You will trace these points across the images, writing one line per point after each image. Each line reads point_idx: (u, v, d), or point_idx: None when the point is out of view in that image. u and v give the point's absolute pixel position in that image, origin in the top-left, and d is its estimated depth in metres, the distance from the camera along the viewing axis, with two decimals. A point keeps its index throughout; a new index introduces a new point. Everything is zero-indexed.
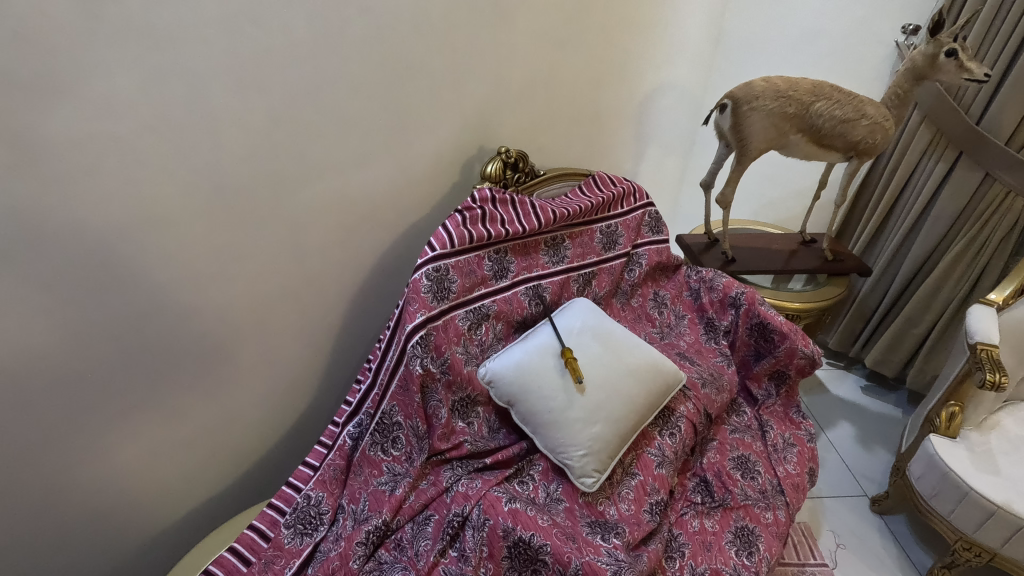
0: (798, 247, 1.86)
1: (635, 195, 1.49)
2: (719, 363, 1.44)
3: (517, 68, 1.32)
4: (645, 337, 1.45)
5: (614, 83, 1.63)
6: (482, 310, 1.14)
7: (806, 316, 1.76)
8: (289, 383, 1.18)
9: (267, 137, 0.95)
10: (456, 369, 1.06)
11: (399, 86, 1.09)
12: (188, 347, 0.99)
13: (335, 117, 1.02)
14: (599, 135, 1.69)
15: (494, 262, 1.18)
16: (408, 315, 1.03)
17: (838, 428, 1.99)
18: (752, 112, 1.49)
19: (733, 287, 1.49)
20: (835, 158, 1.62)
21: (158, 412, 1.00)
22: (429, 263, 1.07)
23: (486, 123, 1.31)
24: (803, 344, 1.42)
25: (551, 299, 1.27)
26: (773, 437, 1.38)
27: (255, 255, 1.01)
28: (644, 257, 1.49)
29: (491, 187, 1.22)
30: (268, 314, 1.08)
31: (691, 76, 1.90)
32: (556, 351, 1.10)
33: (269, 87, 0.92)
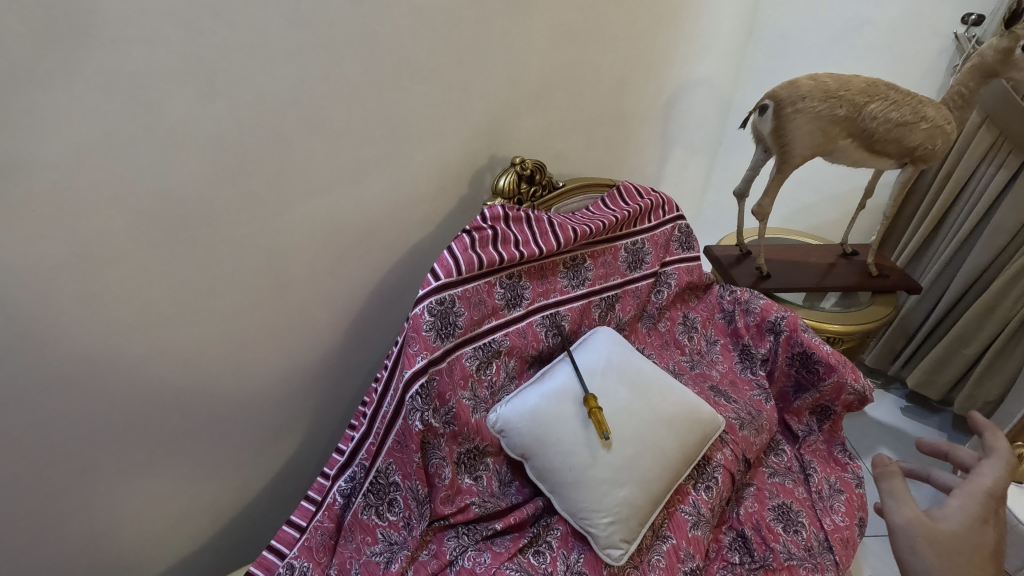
0: (837, 261, 1.70)
1: (664, 207, 1.33)
2: (756, 398, 1.30)
3: (534, 67, 1.17)
4: (673, 367, 1.31)
5: (639, 82, 1.47)
6: (493, 346, 1.00)
7: (847, 339, 1.59)
8: (276, 426, 1.05)
9: (245, 155, 0.82)
10: (462, 419, 0.92)
11: (398, 91, 0.95)
12: (156, 396, 0.87)
13: (322, 129, 0.88)
14: (622, 139, 1.53)
15: (507, 289, 1.03)
16: (407, 358, 0.89)
17: (877, 456, 1.84)
18: (796, 114, 1.32)
19: (772, 311, 1.34)
20: (886, 165, 1.45)
21: (120, 469, 0.88)
22: (432, 294, 0.92)
23: (499, 130, 1.17)
24: (852, 377, 1.26)
25: (570, 329, 1.13)
26: (818, 483, 1.22)
27: (228, 289, 0.88)
28: (673, 276, 1.34)
29: (504, 204, 1.07)
30: (249, 354, 0.95)
31: (722, 72, 1.74)
32: (577, 397, 0.95)
33: (247, 96, 0.79)
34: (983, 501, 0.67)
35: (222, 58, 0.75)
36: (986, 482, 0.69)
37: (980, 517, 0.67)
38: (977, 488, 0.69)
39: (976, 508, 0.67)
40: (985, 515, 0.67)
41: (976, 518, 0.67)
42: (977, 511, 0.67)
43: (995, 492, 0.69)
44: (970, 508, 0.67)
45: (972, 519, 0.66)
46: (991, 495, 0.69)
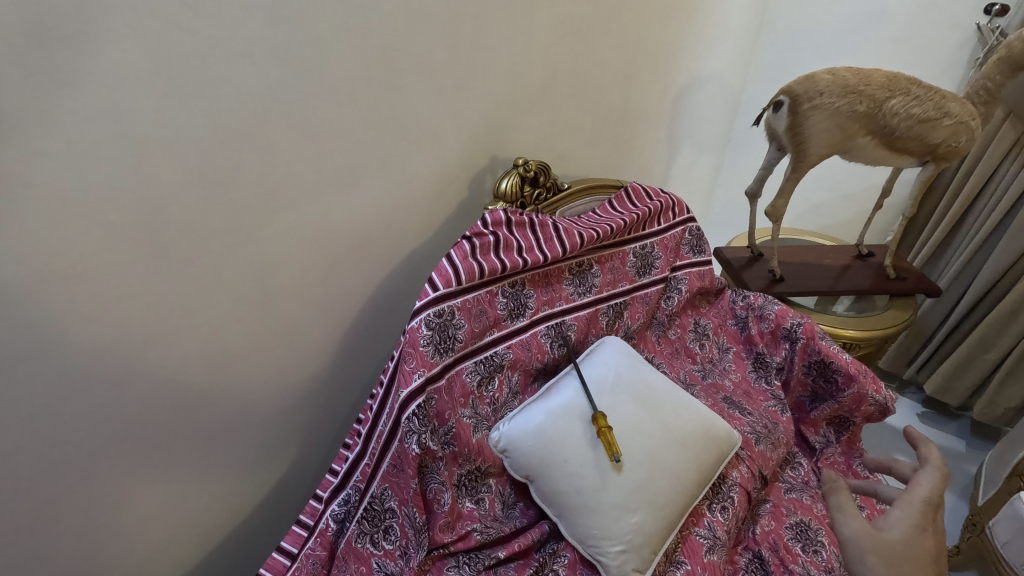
0: (852, 263, 1.64)
1: (675, 209, 1.27)
2: (772, 408, 1.23)
3: (537, 63, 1.11)
4: (684, 377, 1.25)
5: (646, 78, 1.41)
6: (495, 360, 0.94)
7: (865, 346, 1.52)
8: (266, 445, 1.00)
9: (225, 160, 0.76)
10: (463, 439, 0.87)
11: (391, 90, 0.89)
12: (137, 419, 0.82)
13: (309, 131, 0.82)
14: (629, 138, 1.47)
15: (510, 299, 0.98)
16: (403, 375, 0.82)
17: None
18: (814, 111, 1.25)
19: (788, 318, 1.28)
20: (906, 163, 1.39)
21: (100, 497, 0.82)
22: (430, 306, 0.86)
23: (501, 130, 1.11)
24: (874, 388, 1.20)
25: (576, 339, 1.07)
26: None
27: (212, 303, 0.83)
28: (684, 281, 1.28)
29: (506, 208, 1.01)
30: (235, 371, 0.90)
31: (731, 67, 1.67)
32: (585, 415, 0.90)
33: (226, 95, 0.73)
34: (920, 511, 0.90)
35: (195, 55, 0.69)
36: (922, 493, 0.93)
37: (918, 525, 0.88)
38: (914, 499, 0.92)
39: (916, 517, 0.89)
40: (923, 523, 0.88)
41: (918, 526, 0.88)
42: (916, 520, 0.89)
43: (929, 499, 0.92)
44: (912, 517, 0.89)
45: (914, 526, 0.88)
46: (926, 504, 0.92)
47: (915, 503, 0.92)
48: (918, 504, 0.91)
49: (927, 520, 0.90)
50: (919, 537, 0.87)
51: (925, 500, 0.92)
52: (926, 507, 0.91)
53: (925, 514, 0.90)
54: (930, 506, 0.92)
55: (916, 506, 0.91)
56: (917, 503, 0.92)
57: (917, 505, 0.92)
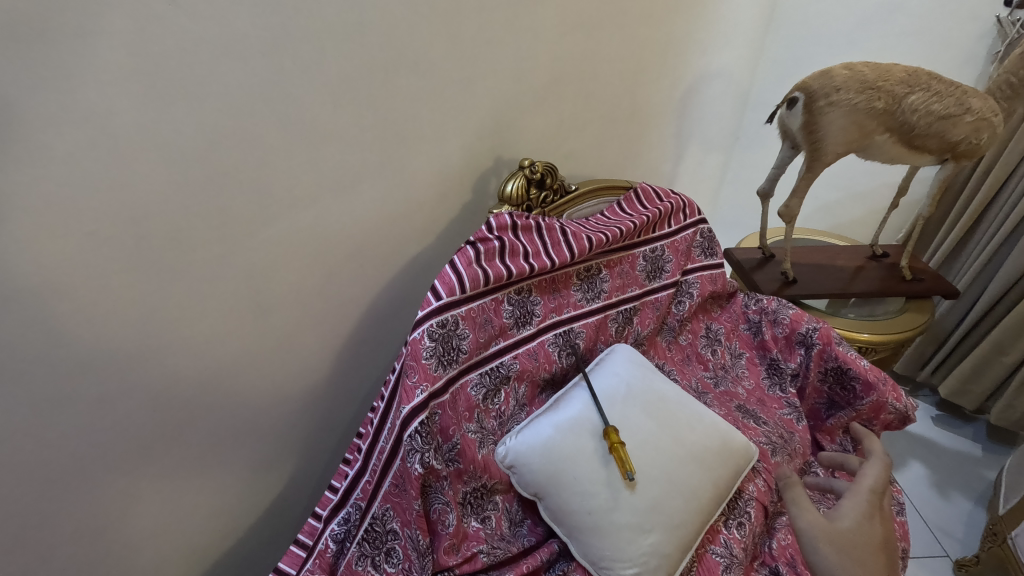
0: (866, 263, 1.59)
1: (685, 210, 1.22)
2: (787, 417, 1.19)
3: (543, 60, 1.06)
4: (695, 384, 1.21)
5: (654, 75, 1.36)
6: (501, 371, 0.90)
7: (881, 349, 1.47)
8: (262, 459, 0.96)
9: (214, 165, 0.72)
10: (468, 455, 0.83)
11: (390, 88, 0.85)
12: (126, 437, 0.78)
13: (304, 134, 0.78)
14: (637, 136, 1.43)
15: (516, 306, 0.93)
16: (405, 391, 0.78)
17: (908, 470, 1.74)
18: (830, 108, 1.20)
19: (803, 323, 1.23)
20: (924, 161, 1.34)
21: (89, 518, 0.79)
22: (432, 316, 0.82)
23: (505, 130, 1.06)
24: (894, 396, 1.15)
25: (585, 347, 1.03)
26: None
27: (203, 315, 0.79)
28: (695, 285, 1.24)
29: (511, 211, 0.97)
30: (229, 385, 0.86)
31: (740, 63, 1.62)
32: (595, 430, 0.86)
33: (214, 96, 0.69)
34: (869, 499, 0.82)
35: (180, 53, 0.65)
36: (867, 482, 0.85)
37: (867, 512, 0.80)
38: (862, 488, 0.84)
39: (863, 505, 0.81)
40: (871, 510, 0.80)
41: (864, 514, 0.80)
42: (864, 506, 0.80)
43: (875, 489, 0.84)
44: (858, 505, 0.81)
45: (860, 514, 0.79)
46: (874, 494, 0.83)
47: (862, 493, 0.83)
48: (865, 493, 0.82)
49: (874, 511, 0.81)
50: (866, 523, 0.79)
51: (872, 490, 0.84)
52: (874, 496, 0.83)
53: (870, 505, 0.81)
54: (877, 496, 0.83)
55: (863, 497, 0.82)
56: (862, 494, 0.83)
57: (862, 497, 0.82)
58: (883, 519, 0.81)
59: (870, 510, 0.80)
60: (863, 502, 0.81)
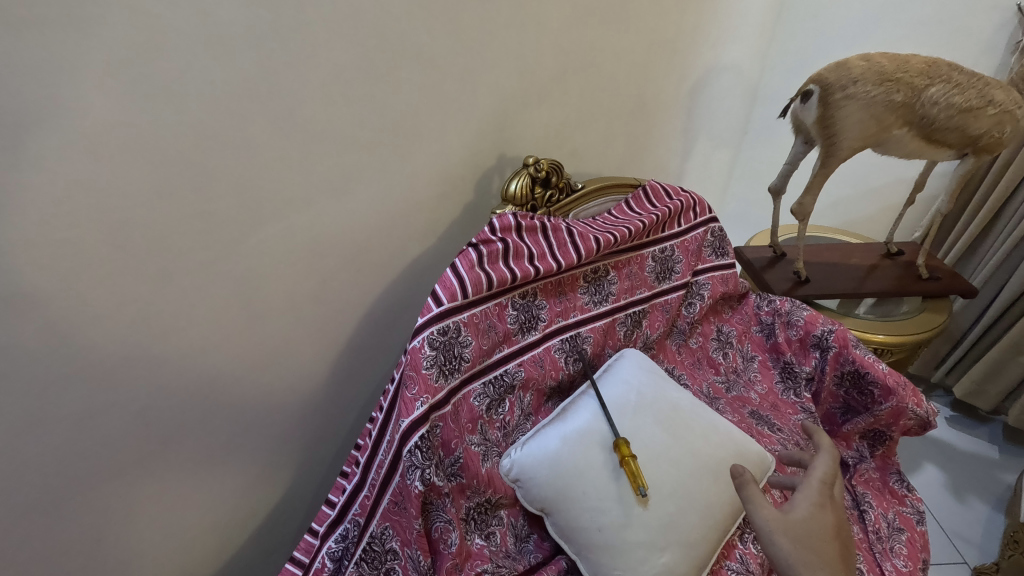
0: (880, 261, 1.54)
1: (696, 208, 1.18)
2: (802, 423, 1.15)
3: (547, 54, 1.02)
4: (707, 389, 1.16)
5: (662, 68, 1.31)
6: (505, 380, 0.86)
7: (897, 351, 1.43)
8: (256, 473, 0.92)
9: (197, 167, 0.68)
10: (471, 470, 0.79)
11: (387, 84, 0.81)
12: (112, 453, 0.74)
13: (297, 133, 0.74)
14: (644, 132, 1.38)
15: (520, 311, 0.89)
16: (404, 403, 0.74)
17: (923, 473, 1.70)
18: (847, 101, 1.15)
19: (818, 325, 1.19)
20: (943, 156, 1.29)
21: (74, 538, 0.75)
22: (433, 323, 0.78)
23: (508, 127, 1.02)
24: (915, 402, 1.10)
25: (592, 352, 0.99)
26: (874, 520, 1.07)
27: (192, 324, 0.75)
28: (706, 286, 1.19)
29: (515, 211, 0.93)
30: (219, 398, 0.82)
31: (750, 55, 1.57)
32: (604, 441, 0.82)
33: (196, 93, 0.64)
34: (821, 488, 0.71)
35: (155, 47, 0.60)
36: (818, 472, 0.74)
37: (818, 500, 0.70)
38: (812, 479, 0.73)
39: (815, 494, 0.71)
40: (825, 499, 0.70)
41: (816, 503, 0.69)
42: (815, 495, 0.70)
43: (826, 478, 0.74)
44: (809, 494, 0.71)
45: (812, 504, 0.69)
46: (826, 484, 0.73)
47: (816, 483, 0.72)
48: (817, 483, 0.72)
49: (827, 501, 0.71)
50: (820, 511, 0.69)
51: (823, 480, 0.73)
52: (826, 487, 0.72)
53: (824, 494, 0.71)
54: (828, 486, 0.73)
55: (813, 486, 0.72)
56: (815, 484, 0.72)
57: (815, 485, 0.72)
58: (837, 511, 0.71)
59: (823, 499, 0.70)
60: (815, 491, 0.71)
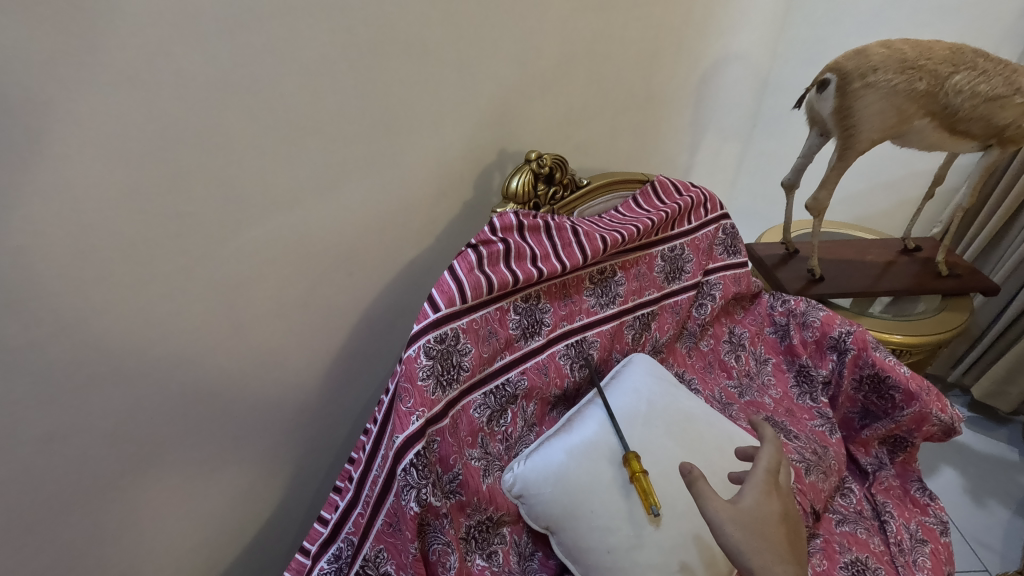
0: (897, 258, 1.49)
1: (707, 204, 1.12)
2: (819, 429, 1.09)
3: (550, 44, 0.96)
4: (719, 394, 1.12)
5: (670, 58, 1.26)
6: (507, 389, 0.82)
7: (915, 352, 1.37)
8: (245, 488, 0.88)
9: (170, 166, 0.63)
10: (471, 486, 0.75)
11: (380, 75, 0.76)
12: (87, 471, 0.69)
13: (280, 128, 0.69)
14: (651, 126, 1.32)
15: (522, 315, 0.84)
16: (398, 417, 0.69)
17: (941, 477, 1.64)
18: (866, 90, 1.09)
19: (835, 326, 1.13)
20: (965, 148, 1.23)
21: (48, 561, 0.71)
22: (430, 331, 0.73)
23: (510, 121, 0.97)
24: (939, 407, 1.04)
25: (599, 358, 0.94)
26: (896, 531, 1.01)
27: (171, 333, 0.70)
28: (718, 286, 1.14)
29: (517, 210, 0.87)
30: (203, 413, 0.77)
31: (760, 44, 1.51)
32: (613, 454, 0.77)
33: (166, 84, 0.59)
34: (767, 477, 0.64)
35: (119, 33, 0.55)
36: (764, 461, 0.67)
37: (765, 488, 0.63)
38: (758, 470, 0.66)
39: (762, 483, 0.64)
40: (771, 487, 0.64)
41: (762, 491, 0.63)
42: (761, 483, 0.64)
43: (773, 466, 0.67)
44: (754, 484, 0.64)
45: (759, 492, 0.63)
46: (772, 472, 0.66)
47: (762, 468, 0.66)
48: (764, 469, 0.65)
49: (775, 487, 0.64)
50: (767, 499, 0.63)
51: (769, 464, 0.67)
52: (773, 474, 0.65)
53: (771, 480, 0.65)
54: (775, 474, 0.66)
55: (760, 473, 0.65)
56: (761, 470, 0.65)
57: (761, 471, 0.65)
58: (785, 497, 0.65)
59: (769, 485, 0.64)
60: (762, 478, 0.65)
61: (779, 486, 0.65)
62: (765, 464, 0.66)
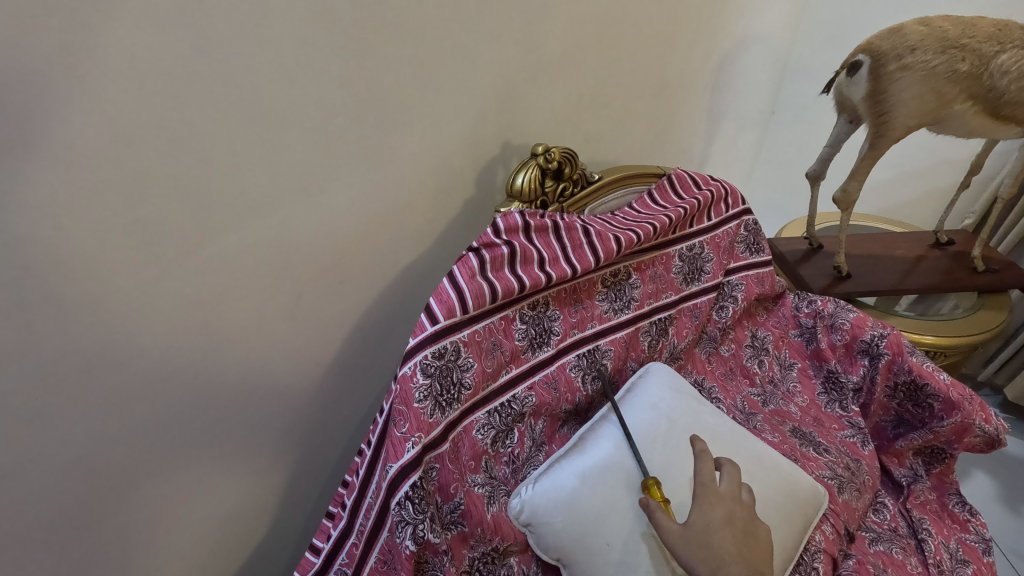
0: (928, 252, 1.39)
1: (728, 199, 1.04)
2: (850, 440, 1.01)
3: (558, 25, 0.88)
4: (741, 403, 1.04)
5: (687, 41, 1.17)
6: (514, 407, 0.75)
7: (949, 353, 1.28)
8: (233, 512, 0.82)
9: (131, 168, 0.56)
10: (474, 516, 0.68)
11: (368, 62, 0.68)
12: (53, 505, 0.63)
13: (257, 123, 0.62)
14: (666, 114, 1.24)
15: (530, 326, 0.77)
16: (393, 444, 0.62)
17: (973, 482, 1.56)
18: (903, 72, 1.00)
19: (866, 329, 1.04)
20: (1007, 134, 1.14)
21: None
22: (427, 347, 0.66)
23: (514, 110, 0.89)
24: (982, 417, 0.95)
25: (612, 368, 0.87)
26: (935, 551, 0.93)
27: (140, 354, 0.63)
28: (739, 287, 1.06)
29: (523, 209, 0.80)
30: (182, 436, 0.71)
31: (782, 25, 1.41)
32: (630, 480, 0.71)
33: (117, 72, 0.52)
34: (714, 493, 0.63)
35: (50, 10, 0.48)
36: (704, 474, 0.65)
37: (709, 500, 0.62)
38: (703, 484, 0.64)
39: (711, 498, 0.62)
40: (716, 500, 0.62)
41: (707, 504, 0.62)
42: (706, 496, 0.62)
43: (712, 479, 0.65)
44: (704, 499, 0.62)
45: (704, 506, 0.62)
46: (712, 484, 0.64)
47: (699, 478, 0.65)
48: (701, 483, 0.64)
49: (719, 494, 0.63)
50: (712, 510, 0.61)
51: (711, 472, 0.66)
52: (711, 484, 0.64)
53: (713, 487, 0.64)
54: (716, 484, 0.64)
55: (702, 487, 0.64)
56: (701, 479, 0.65)
57: (700, 482, 0.64)
58: (736, 499, 0.64)
59: (709, 492, 0.63)
60: (703, 491, 0.63)
61: (727, 492, 0.64)
62: (701, 474, 0.65)
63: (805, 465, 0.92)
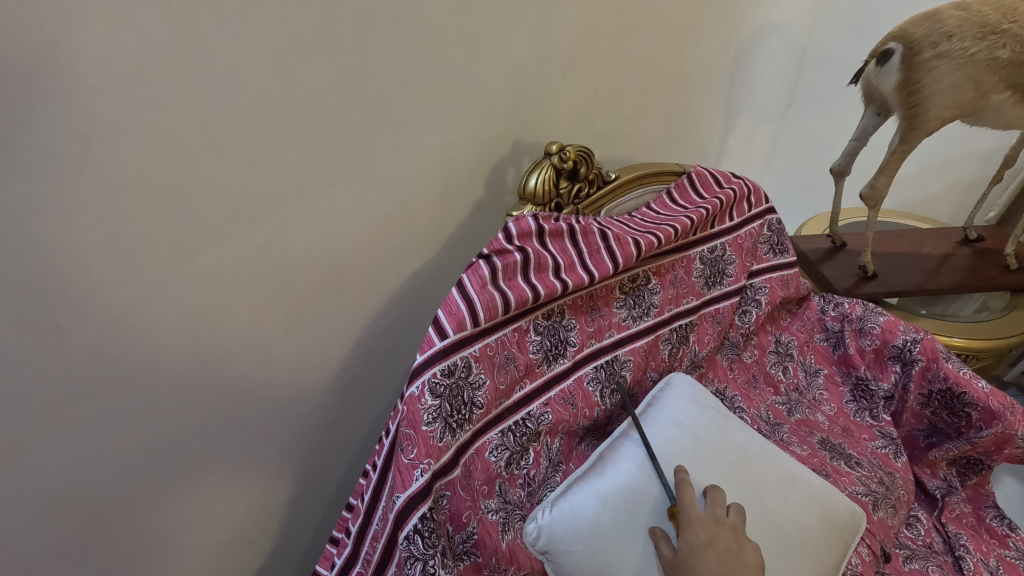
0: (956, 250, 1.33)
1: (751, 198, 0.98)
2: (881, 451, 0.96)
3: (571, 14, 0.83)
4: (766, 412, 0.99)
5: (704, 31, 1.11)
6: (529, 425, 0.70)
7: (981, 356, 1.22)
8: (236, 533, 0.78)
9: (115, 176, 0.51)
10: (488, 546, 0.64)
11: (370, 57, 0.63)
12: (43, 534, 0.60)
13: (252, 125, 0.58)
14: (682, 108, 1.18)
15: (545, 338, 0.72)
16: (400, 472, 0.58)
17: (1006, 485, 1.49)
18: (939, 60, 0.94)
19: (898, 333, 0.99)
20: None
21: None
22: (435, 366, 0.61)
23: (526, 107, 0.84)
24: None
25: (632, 380, 0.82)
26: (975, 569, 0.87)
27: (130, 374, 0.59)
28: (763, 290, 1.01)
29: (536, 213, 0.75)
30: (178, 459, 0.67)
31: (804, 13, 1.35)
32: (653, 505, 0.66)
33: (97, 73, 0.48)
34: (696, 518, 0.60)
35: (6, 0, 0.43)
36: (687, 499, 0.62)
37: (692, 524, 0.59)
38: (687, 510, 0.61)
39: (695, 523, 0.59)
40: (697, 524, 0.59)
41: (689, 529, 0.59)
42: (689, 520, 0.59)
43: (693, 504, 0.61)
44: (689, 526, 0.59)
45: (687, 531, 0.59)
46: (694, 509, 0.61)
47: (682, 504, 0.61)
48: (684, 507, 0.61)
49: (701, 518, 0.60)
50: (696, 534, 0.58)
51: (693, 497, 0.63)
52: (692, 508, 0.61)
53: (695, 511, 0.61)
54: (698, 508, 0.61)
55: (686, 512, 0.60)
56: (682, 505, 0.61)
57: (682, 509, 0.61)
58: (721, 521, 0.60)
59: (691, 517, 0.60)
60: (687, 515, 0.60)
61: (709, 516, 0.61)
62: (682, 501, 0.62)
63: (837, 480, 0.87)
